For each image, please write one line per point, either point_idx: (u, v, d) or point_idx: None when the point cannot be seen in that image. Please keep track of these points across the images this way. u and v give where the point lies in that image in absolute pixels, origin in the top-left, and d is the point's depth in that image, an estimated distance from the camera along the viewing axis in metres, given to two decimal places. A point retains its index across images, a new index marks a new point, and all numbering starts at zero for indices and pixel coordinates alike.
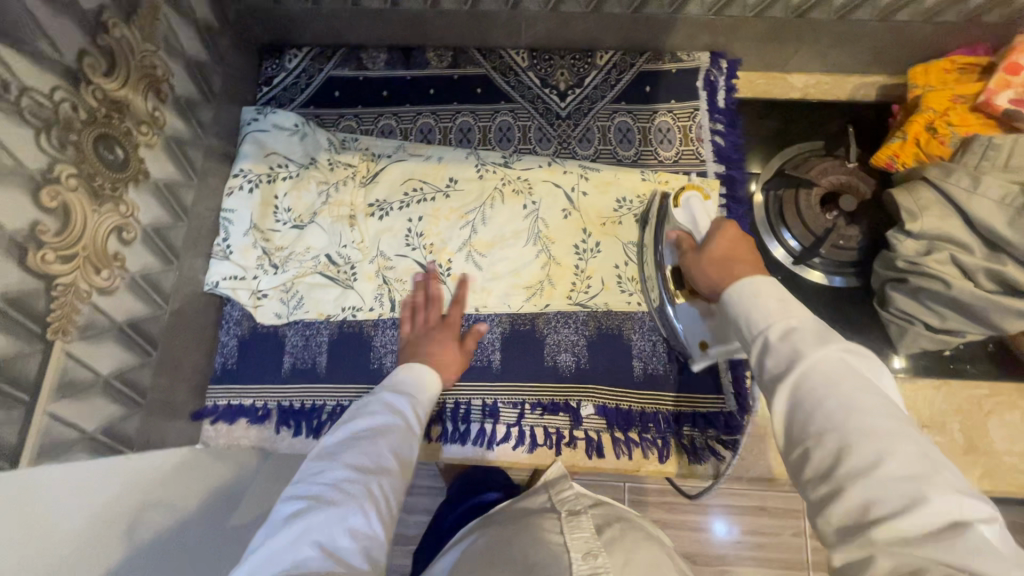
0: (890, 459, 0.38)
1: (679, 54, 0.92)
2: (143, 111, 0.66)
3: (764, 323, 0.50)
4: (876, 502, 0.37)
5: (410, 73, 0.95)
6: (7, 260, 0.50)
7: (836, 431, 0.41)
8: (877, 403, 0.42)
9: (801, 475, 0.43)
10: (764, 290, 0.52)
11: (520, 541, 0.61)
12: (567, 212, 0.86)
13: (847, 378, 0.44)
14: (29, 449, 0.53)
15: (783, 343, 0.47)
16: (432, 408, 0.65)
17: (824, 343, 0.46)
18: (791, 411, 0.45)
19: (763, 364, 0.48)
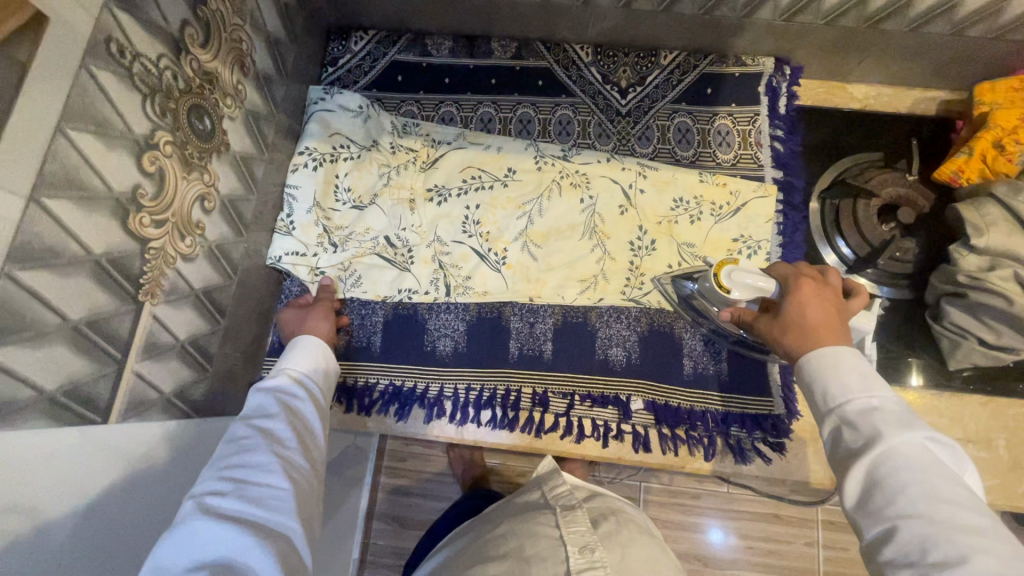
0: (980, 555, 0.41)
1: (744, 58, 0.92)
2: (229, 83, 0.68)
3: (844, 396, 0.55)
4: None
5: (473, 62, 0.95)
6: (114, 221, 0.52)
7: (917, 518, 0.45)
8: (965, 497, 0.46)
9: (878, 555, 0.46)
10: (847, 363, 0.57)
11: (520, 533, 0.70)
12: (624, 209, 0.87)
13: (932, 468, 0.47)
14: (117, 405, 0.54)
15: (862, 420, 0.52)
16: (322, 377, 0.74)
17: (906, 428, 0.50)
18: (871, 490, 0.49)
19: (842, 439, 0.53)
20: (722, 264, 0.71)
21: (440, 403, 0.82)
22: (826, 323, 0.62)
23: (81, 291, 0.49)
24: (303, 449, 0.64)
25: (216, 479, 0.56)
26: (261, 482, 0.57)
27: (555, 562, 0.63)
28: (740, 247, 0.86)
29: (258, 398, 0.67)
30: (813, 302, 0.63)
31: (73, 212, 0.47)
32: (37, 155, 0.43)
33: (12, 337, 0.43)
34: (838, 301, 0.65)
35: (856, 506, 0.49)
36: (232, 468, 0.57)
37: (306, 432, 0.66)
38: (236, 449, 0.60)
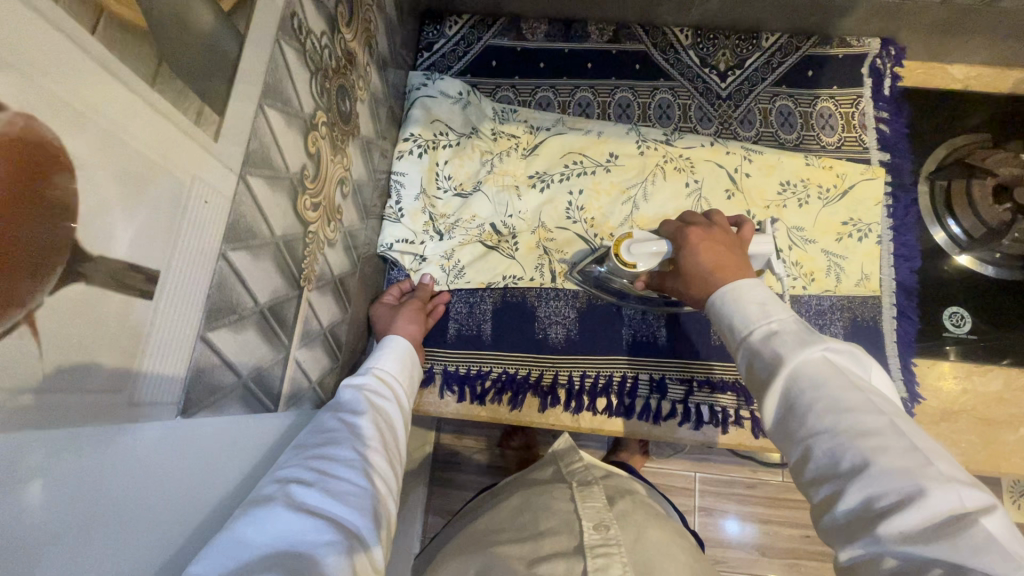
0: (883, 458, 0.40)
1: (848, 39, 0.91)
2: (362, 63, 0.66)
3: (747, 328, 0.52)
4: (876, 498, 0.39)
5: (569, 46, 0.94)
6: (291, 202, 0.51)
7: (827, 433, 0.43)
8: (864, 400, 0.44)
9: (803, 476, 0.45)
10: (746, 295, 0.54)
11: (536, 507, 0.68)
12: (731, 193, 0.86)
13: (835, 379, 0.45)
14: (284, 393, 0.53)
15: (764, 345, 0.50)
16: (406, 389, 0.67)
17: (805, 345, 0.47)
18: (784, 411, 0.47)
19: (751, 368, 0.51)
20: (619, 242, 0.67)
21: (554, 391, 0.81)
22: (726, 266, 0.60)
23: (266, 274, 0.47)
24: (386, 454, 0.55)
25: (300, 465, 0.47)
26: (345, 479, 0.48)
27: (569, 538, 0.61)
28: (851, 231, 0.85)
29: (346, 394, 0.60)
30: (709, 251, 0.62)
31: (264, 191, 0.45)
32: (244, 131, 0.41)
33: (224, 320, 0.41)
34: (729, 240, 0.65)
35: (776, 428, 0.48)
36: (318, 456, 0.49)
37: (390, 437, 0.58)
38: (322, 439, 0.52)
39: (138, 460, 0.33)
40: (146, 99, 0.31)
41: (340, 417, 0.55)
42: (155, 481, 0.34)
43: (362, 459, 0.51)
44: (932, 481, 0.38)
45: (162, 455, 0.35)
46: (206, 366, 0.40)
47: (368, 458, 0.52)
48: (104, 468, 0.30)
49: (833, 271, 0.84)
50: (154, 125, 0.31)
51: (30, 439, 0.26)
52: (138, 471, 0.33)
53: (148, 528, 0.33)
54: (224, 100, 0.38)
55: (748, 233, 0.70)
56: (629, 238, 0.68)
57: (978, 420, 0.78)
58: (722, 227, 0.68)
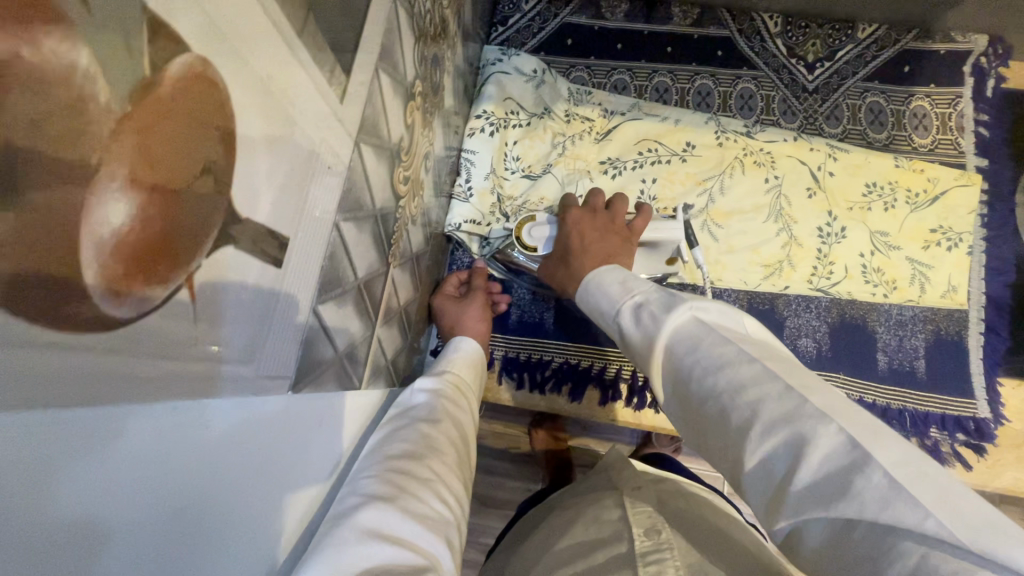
0: (767, 409, 0.36)
1: (953, 34, 0.85)
2: (452, 32, 0.63)
3: (620, 308, 0.50)
4: (773, 460, 0.34)
5: (649, 28, 0.90)
6: (389, 174, 0.49)
7: (711, 396, 0.39)
8: (734, 349, 0.39)
9: (711, 448, 0.40)
10: (613, 276, 0.54)
11: (585, 520, 0.62)
12: (813, 191, 0.82)
13: (708, 336, 0.41)
14: (366, 371, 0.52)
15: (638, 324, 0.47)
16: (467, 399, 0.61)
17: (671, 310, 0.44)
18: (676, 384, 0.43)
19: (634, 348, 0.48)
20: (523, 224, 0.76)
21: (616, 386, 0.79)
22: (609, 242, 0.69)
23: (365, 248, 0.45)
24: (460, 472, 0.49)
25: (378, 477, 0.42)
26: (426, 498, 0.42)
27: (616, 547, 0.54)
28: (939, 239, 0.80)
29: (415, 401, 0.54)
30: (598, 253, 0.67)
31: (372, 160, 0.43)
32: (363, 94, 0.39)
33: (332, 293, 0.40)
34: (618, 240, 0.70)
35: (675, 407, 0.44)
36: (397, 467, 0.43)
37: (464, 455, 0.51)
38: (399, 449, 0.46)
39: (241, 437, 0.31)
40: (296, 53, 0.28)
41: (415, 428, 0.49)
42: (254, 461, 0.32)
43: (440, 478, 0.45)
44: (814, 421, 0.33)
45: (264, 433, 0.33)
46: (314, 341, 0.38)
47: (445, 476, 0.46)
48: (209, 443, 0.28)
49: (917, 280, 0.80)
50: (299, 83, 0.29)
51: (156, 408, 0.23)
52: (240, 447, 0.31)
53: (242, 524, 0.31)
54: (351, 62, 0.36)
55: (642, 225, 0.73)
56: (531, 222, 0.76)
57: None
58: (615, 224, 0.72)
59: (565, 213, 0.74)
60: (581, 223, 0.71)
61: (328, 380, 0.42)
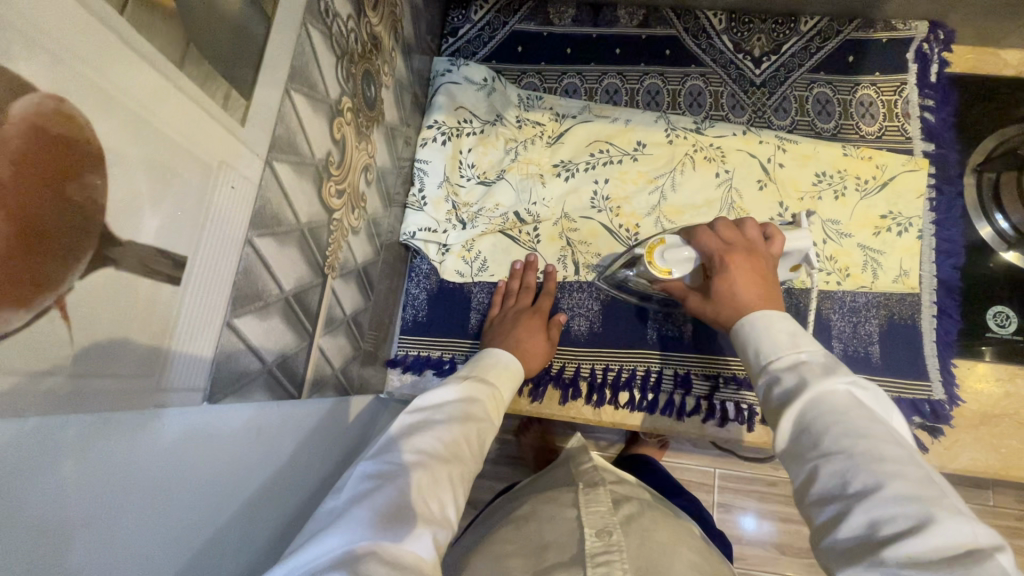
0: (899, 485, 0.37)
1: (894, 23, 0.86)
2: (387, 47, 0.65)
3: (771, 354, 0.49)
4: (882, 523, 0.36)
5: (597, 32, 0.92)
6: (316, 188, 0.50)
7: (841, 455, 0.40)
8: (886, 432, 0.41)
9: (805, 496, 0.42)
10: (776, 323, 0.51)
11: (540, 517, 0.61)
12: (763, 183, 0.83)
13: (856, 411, 0.42)
14: (307, 381, 0.53)
15: (790, 372, 0.47)
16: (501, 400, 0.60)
17: (829, 373, 0.45)
18: (796, 441, 0.44)
19: (768, 392, 0.48)
20: (652, 248, 0.65)
21: (576, 383, 0.80)
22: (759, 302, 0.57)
23: (291, 261, 0.47)
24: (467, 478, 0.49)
25: (380, 481, 0.44)
26: (430, 503, 0.44)
27: (568, 548, 0.54)
28: (889, 224, 0.81)
29: (442, 394, 0.55)
30: (742, 296, 0.57)
31: (290, 177, 0.45)
32: (271, 116, 0.41)
33: (250, 306, 0.41)
34: (766, 267, 0.61)
35: (787, 456, 0.44)
36: (404, 471, 0.45)
37: (476, 453, 0.51)
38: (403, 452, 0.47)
39: (193, 446, 0.34)
40: (175, 83, 0.30)
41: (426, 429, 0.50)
42: (213, 467, 0.36)
43: (452, 481, 0.47)
44: (947, 513, 0.35)
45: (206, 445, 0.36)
46: (232, 353, 0.40)
47: (459, 479, 0.47)
48: (158, 454, 0.31)
49: (870, 266, 0.80)
50: (186, 112, 0.31)
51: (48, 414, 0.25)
52: (185, 460, 0.34)
53: (173, 522, 0.32)
54: (252, 86, 0.38)
55: (778, 248, 0.65)
56: (661, 245, 0.65)
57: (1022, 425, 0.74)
58: (761, 252, 0.62)
59: (708, 238, 0.63)
60: (726, 251, 0.61)
61: (255, 390, 0.43)
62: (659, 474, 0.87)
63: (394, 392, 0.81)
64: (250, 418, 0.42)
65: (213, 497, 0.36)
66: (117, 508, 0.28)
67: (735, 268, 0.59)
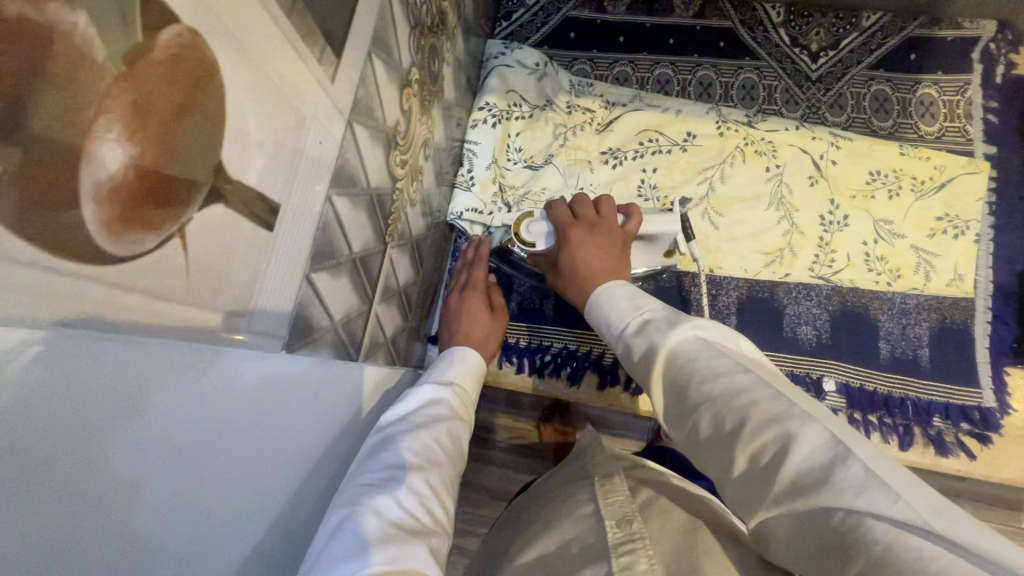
0: (753, 415, 0.34)
1: (960, 21, 0.84)
2: (451, 24, 0.66)
3: (620, 322, 0.47)
4: (761, 458, 0.33)
5: (651, 21, 0.92)
6: (384, 156, 0.51)
7: (700, 408, 0.37)
8: (725, 362, 0.38)
9: (696, 458, 0.39)
10: (616, 291, 0.50)
11: (560, 512, 0.58)
12: (815, 179, 0.82)
13: (699, 351, 0.40)
14: (365, 346, 0.54)
15: (639, 336, 0.44)
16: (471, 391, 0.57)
17: (669, 325, 0.42)
18: (670, 400, 0.40)
19: (628, 363, 0.45)
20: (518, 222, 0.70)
21: (614, 371, 0.80)
22: (597, 267, 0.60)
23: (360, 225, 0.48)
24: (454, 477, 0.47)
25: (362, 502, 0.39)
26: (416, 510, 0.41)
27: (588, 538, 0.52)
28: (945, 227, 0.79)
29: (404, 405, 0.49)
30: (586, 261, 0.61)
31: (365, 141, 0.46)
32: (355, 76, 0.42)
33: (325, 263, 0.42)
34: (608, 243, 0.64)
35: (668, 424, 0.41)
36: (388, 486, 0.41)
37: (456, 452, 0.49)
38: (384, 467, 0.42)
39: (237, 403, 0.32)
40: (283, 31, 0.31)
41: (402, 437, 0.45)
42: (287, 430, 0.36)
43: (436, 487, 0.44)
44: (796, 422, 0.33)
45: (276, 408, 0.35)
46: (308, 306, 0.41)
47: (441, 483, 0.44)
48: (205, 409, 0.29)
49: (922, 268, 0.79)
50: (290, 62, 0.32)
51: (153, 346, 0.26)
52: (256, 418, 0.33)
53: (257, 473, 0.33)
54: (342, 46, 0.39)
55: (634, 227, 0.68)
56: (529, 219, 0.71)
57: None
58: (606, 227, 0.66)
59: (560, 208, 0.68)
60: (572, 226, 0.66)
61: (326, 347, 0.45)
62: (692, 468, 0.87)
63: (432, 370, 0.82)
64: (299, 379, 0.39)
65: (291, 455, 0.36)
66: (162, 465, 0.26)
67: (574, 241, 0.63)
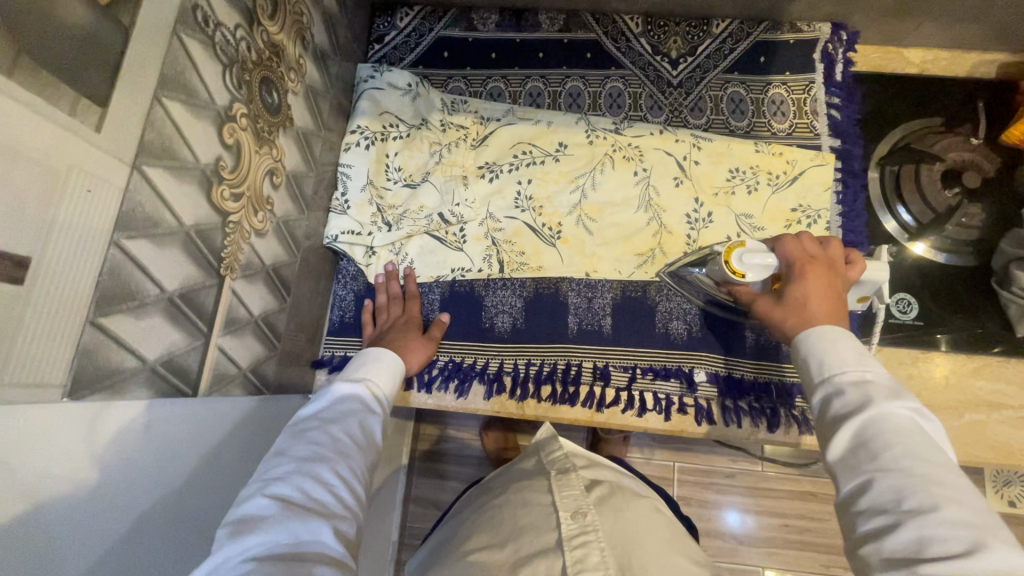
0: (952, 509, 0.42)
1: (800, 25, 0.90)
2: (293, 57, 0.67)
3: (840, 367, 0.54)
4: (935, 542, 0.41)
5: (520, 37, 0.95)
6: (204, 194, 0.52)
7: (897, 472, 0.45)
8: (941, 456, 0.46)
9: (852, 506, 0.47)
10: (840, 338, 0.57)
11: (515, 502, 0.63)
12: (679, 180, 0.86)
13: (916, 433, 0.48)
14: (205, 381, 0.54)
15: (853, 387, 0.52)
16: (391, 390, 0.68)
17: (895, 396, 0.50)
18: (852, 451, 0.49)
19: (828, 403, 0.53)
20: (731, 249, 0.69)
21: (500, 379, 0.82)
22: (832, 309, 0.63)
23: (174, 262, 0.49)
24: (369, 461, 0.58)
25: (272, 487, 0.50)
26: (323, 499, 0.50)
27: (545, 531, 0.57)
28: (799, 217, 0.84)
29: (329, 392, 0.63)
30: (818, 300, 0.63)
31: (168, 181, 0.46)
32: (137, 121, 0.42)
33: (121, 306, 0.43)
34: (839, 287, 0.65)
35: (837, 465, 0.50)
36: (300, 466, 0.52)
37: (367, 439, 0.59)
38: (302, 448, 0.54)
39: (112, 454, 0.42)
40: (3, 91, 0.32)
41: (320, 426, 0.57)
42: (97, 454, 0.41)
43: (342, 478, 0.53)
44: (998, 541, 0.40)
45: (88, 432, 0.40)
46: (98, 351, 0.41)
47: (348, 474, 0.54)
48: (86, 458, 0.40)
49: None
50: (21, 119, 0.33)
51: None
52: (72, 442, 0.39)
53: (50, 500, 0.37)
54: (107, 92, 0.40)
55: (857, 273, 0.70)
56: (742, 248, 0.69)
57: (923, 406, 0.78)
58: (839, 271, 0.67)
59: (793, 244, 0.67)
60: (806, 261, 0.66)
61: (130, 388, 0.45)
62: None
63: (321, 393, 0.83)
64: (177, 418, 0.50)
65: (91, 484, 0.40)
66: (31, 513, 0.36)
67: (809, 280, 0.64)
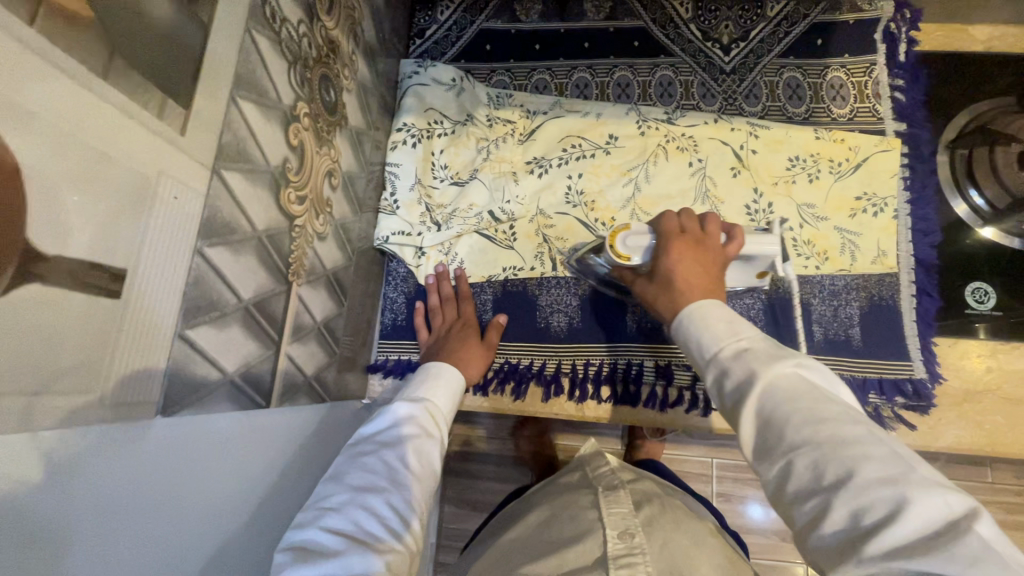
0: (869, 467, 0.37)
1: (860, 4, 0.86)
2: (347, 54, 0.65)
3: (713, 346, 0.49)
4: (866, 510, 0.36)
5: (564, 27, 0.92)
6: (273, 196, 0.50)
7: (806, 444, 0.40)
8: (838, 411, 0.41)
9: (782, 493, 0.41)
10: (713, 314, 0.51)
11: (562, 517, 0.61)
12: (737, 170, 0.83)
13: (805, 393, 0.43)
14: (276, 391, 0.53)
15: (736, 363, 0.46)
16: (446, 412, 0.65)
17: (776, 359, 0.45)
18: (761, 433, 0.43)
19: (718, 387, 0.47)
20: (614, 234, 0.63)
21: (557, 381, 0.80)
22: (695, 284, 0.56)
23: (248, 269, 0.47)
24: (424, 492, 0.56)
25: (329, 516, 0.48)
26: (378, 533, 0.48)
27: (594, 547, 0.55)
28: (865, 206, 0.81)
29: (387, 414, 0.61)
30: (684, 276, 0.56)
31: (243, 185, 0.45)
32: (215, 123, 0.40)
33: (204, 317, 0.41)
34: (710, 262, 0.58)
35: (755, 453, 0.44)
36: (357, 495, 0.50)
37: (422, 468, 0.57)
38: (360, 476, 0.52)
39: (198, 477, 0.39)
40: (103, 96, 0.30)
41: (377, 453, 0.55)
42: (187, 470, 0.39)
43: (397, 510, 0.51)
44: (917, 489, 0.35)
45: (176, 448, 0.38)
46: (185, 365, 0.39)
47: (401, 506, 0.52)
48: (183, 472, 0.38)
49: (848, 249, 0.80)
50: (117, 123, 0.31)
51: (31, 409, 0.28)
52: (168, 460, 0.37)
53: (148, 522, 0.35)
54: (190, 94, 0.38)
55: (735, 249, 0.62)
56: (625, 230, 0.64)
57: (1005, 400, 0.74)
58: (710, 245, 0.60)
59: (669, 217, 0.62)
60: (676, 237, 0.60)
61: (212, 402, 0.43)
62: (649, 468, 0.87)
63: (375, 398, 0.82)
64: (251, 430, 0.48)
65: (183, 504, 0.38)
66: (134, 540, 0.34)
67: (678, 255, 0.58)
